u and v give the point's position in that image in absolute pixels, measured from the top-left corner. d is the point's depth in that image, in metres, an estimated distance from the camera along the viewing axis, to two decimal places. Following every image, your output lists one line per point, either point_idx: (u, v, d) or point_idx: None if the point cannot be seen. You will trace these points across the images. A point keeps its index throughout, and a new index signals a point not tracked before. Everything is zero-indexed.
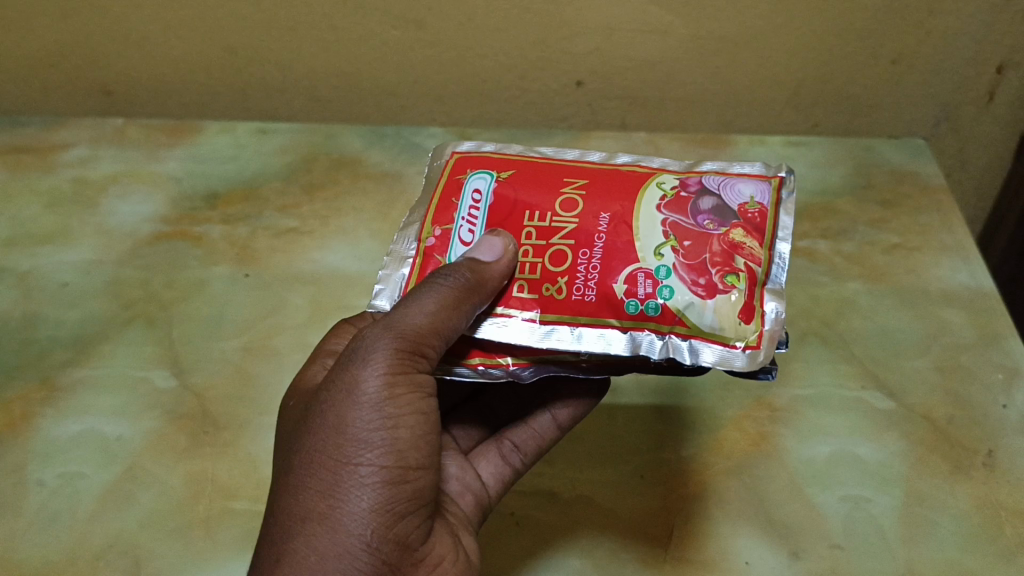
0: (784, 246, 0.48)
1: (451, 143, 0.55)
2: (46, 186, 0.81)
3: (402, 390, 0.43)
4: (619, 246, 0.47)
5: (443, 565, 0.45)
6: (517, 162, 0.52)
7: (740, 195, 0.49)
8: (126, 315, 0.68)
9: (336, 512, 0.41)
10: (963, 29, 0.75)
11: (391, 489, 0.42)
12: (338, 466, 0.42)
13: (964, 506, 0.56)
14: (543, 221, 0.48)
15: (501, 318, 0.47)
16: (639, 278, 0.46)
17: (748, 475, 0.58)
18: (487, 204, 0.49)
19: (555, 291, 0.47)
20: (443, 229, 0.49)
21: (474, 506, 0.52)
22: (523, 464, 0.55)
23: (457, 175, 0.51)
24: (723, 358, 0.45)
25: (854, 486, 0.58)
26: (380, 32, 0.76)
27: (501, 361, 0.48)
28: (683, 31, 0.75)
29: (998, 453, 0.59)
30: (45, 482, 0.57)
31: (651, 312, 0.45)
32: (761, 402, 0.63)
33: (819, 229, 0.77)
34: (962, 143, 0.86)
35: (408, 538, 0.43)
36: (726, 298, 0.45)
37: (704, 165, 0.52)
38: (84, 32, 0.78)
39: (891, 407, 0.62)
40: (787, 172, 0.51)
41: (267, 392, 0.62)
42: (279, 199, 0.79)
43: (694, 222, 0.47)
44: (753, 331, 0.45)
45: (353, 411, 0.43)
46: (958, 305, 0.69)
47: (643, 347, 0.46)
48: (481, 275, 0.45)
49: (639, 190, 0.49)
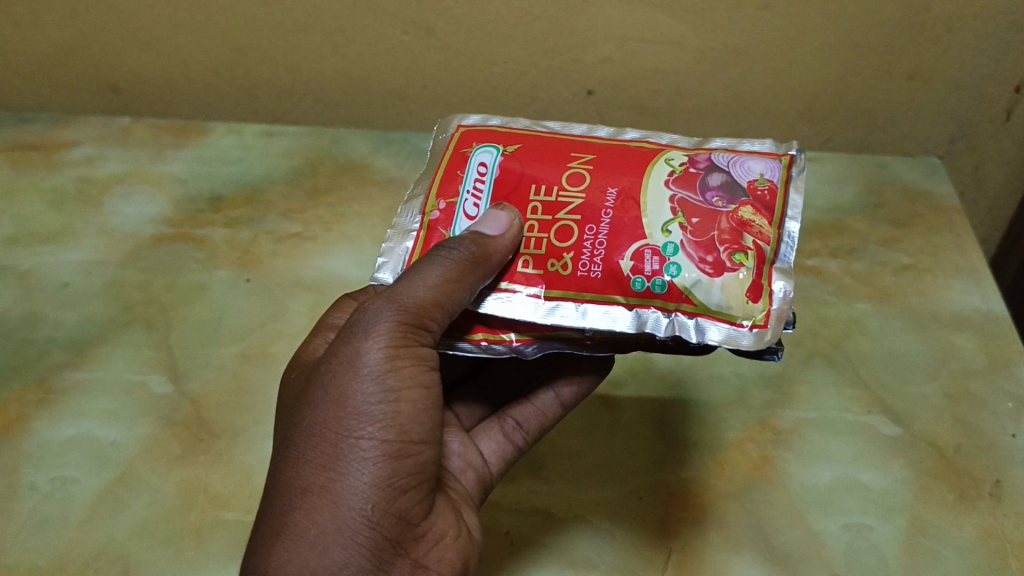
0: (794, 225, 0.46)
1: (458, 117, 0.54)
2: (50, 185, 0.81)
3: (404, 363, 0.42)
4: (627, 222, 0.46)
5: (445, 540, 0.45)
6: (524, 136, 0.51)
7: (749, 171, 0.48)
8: (124, 318, 0.67)
9: (336, 485, 0.40)
10: (981, 47, 0.74)
11: (392, 463, 0.41)
12: (339, 439, 0.41)
13: (969, 538, 0.55)
14: (549, 196, 0.47)
15: (505, 293, 0.46)
16: (646, 255, 0.45)
17: (748, 499, 0.57)
18: (492, 176, 0.49)
19: (560, 267, 0.46)
20: (448, 202, 0.48)
21: (476, 483, 0.52)
22: (525, 441, 0.55)
23: (462, 148, 0.50)
24: (730, 337, 0.44)
25: (856, 514, 0.56)
26: (390, 36, 0.75)
27: (504, 337, 0.47)
28: (696, 43, 0.74)
29: (1005, 483, 0.58)
30: (37, 486, 0.56)
31: (658, 290, 0.45)
32: (765, 423, 0.62)
33: (828, 247, 0.75)
34: (977, 162, 0.85)
35: (409, 513, 0.42)
36: (734, 276, 0.44)
37: (712, 143, 0.51)
38: (92, 30, 0.77)
39: (896, 433, 0.61)
40: (797, 151, 0.49)
41: (264, 400, 0.61)
42: (283, 203, 0.78)
43: (703, 198, 0.46)
44: (760, 311, 0.44)
45: (354, 384, 0.42)
46: (968, 329, 0.68)
47: (649, 324, 0.45)
48: (486, 248, 0.44)
49: (648, 166, 0.48)
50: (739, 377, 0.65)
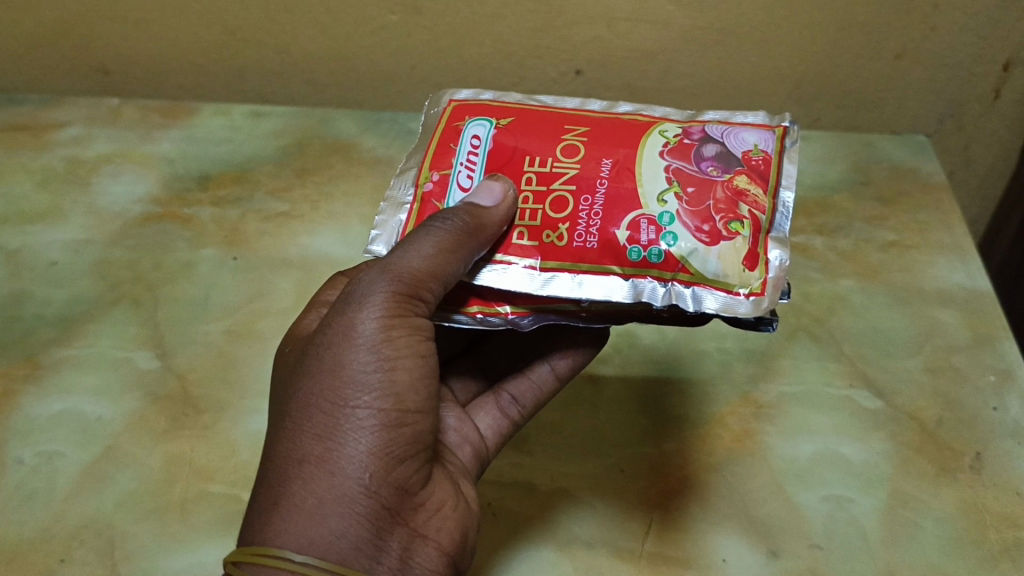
0: (788, 195, 0.47)
1: (450, 92, 0.54)
2: (38, 165, 0.80)
3: (400, 333, 0.43)
4: (622, 193, 0.46)
5: (444, 510, 0.45)
6: (517, 110, 0.51)
7: (743, 143, 0.48)
8: (112, 295, 0.67)
9: (334, 454, 0.40)
10: (969, 25, 0.74)
11: (389, 432, 0.41)
12: (336, 408, 0.41)
13: (948, 509, 0.55)
14: (543, 167, 0.48)
15: (501, 265, 0.47)
16: (642, 225, 0.45)
17: (729, 472, 0.57)
18: (486, 149, 0.49)
19: (556, 238, 0.46)
20: (442, 174, 0.49)
21: (472, 457, 0.52)
22: (520, 416, 0.56)
23: (455, 121, 0.50)
24: (726, 305, 0.44)
25: (837, 485, 0.57)
26: (378, 16, 0.76)
27: (499, 310, 0.47)
28: (684, 21, 0.75)
29: (985, 456, 0.58)
30: (23, 460, 0.56)
31: (654, 259, 0.45)
32: (747, 398, 0.62)
33: (814, 224, 0.76)
34: (966, 140, 0.85)
35: (407, 482, 0.42)
36: (730, 244, 0.45)
37: (706, 114, 0.51)
38: (80, 11, 0.78)
39: (878, 406, 0.61)
40: (790, 123, 0.50)
41: (251, 375, 0.61)
42: (271, 182, 0.78)
43: (697, 168, 0.47)
44: (757, 279, 0.44)
45: (350, 353, 0.42)
46: (952, 305, 0.68)
47: (645, 294, 0.45)
48: (480, 219, 0.44)
49: (642, 138, 0.48)
50: (723, 352, 0.65)
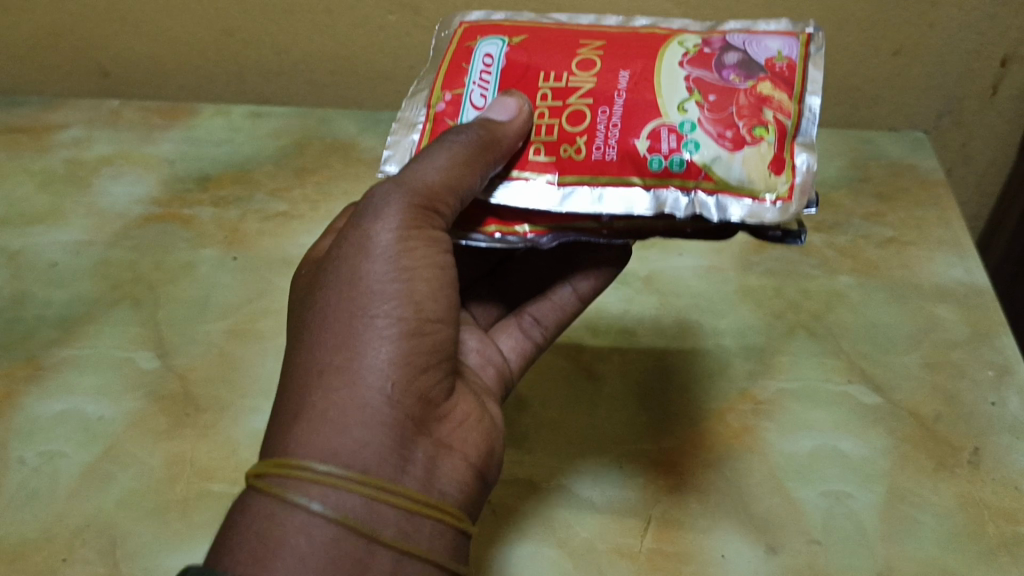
0: (814, 100, 0.45)
1: (461, 14, 0.52)
2: (39, 167, 0.80)
3: (418, 243, 0.41)
4: (642, 103, 0.44)
5: (464, 424, 0.44)
6: (529, 28, 0.49)
7: (765, 50, 0.46)
8: (112, 296, 0.67)
9: (356, 363, 0.39)
10: (966, 22, 0.74)
11: (411, 341, 0.40)
12: (355, 318, 0.40)
13: (946, 505, 0.55)
14: (559, 82, 0.46)
15: (518, 181, 0.45)
16: (663, 134, 0.43)
17: (728, 468, 0.57)
18: (498, 67, 0.47)
19: (574, 151, 0.44)
20: (454, 94, 0.47)
21: (496, 378, 0.52)
22: (543, 337, 0.56)
23: (467, 42, 0.49)
24: (753, 212, 0.43)
25: (836, 481, 0.57)
26: (376, 17, 0.76)
27: (517, 230, 0.46)
28: (682, 19, 0.75)
29: (984, 451, 0.58)
30: (26, 460, 0.57)
31: (676, 168, 0.43)
32: (746, 394, 0.62)
33: (813, 221, 0.76)
34: (966, 137, 0.86)
35: (429, 393, 0.41)
36: (755, 149, 0.43)
37: (725, 26, 0.49)
38: (80, 13, 0.79)
39: (877, 402, 0.61)
40: (814, 29, 0.47)
41: (252, 375, 0.62)
42: (271, 182, 0.78)
43: (719, 77, 0.45)
44: (783, 183, 0.43)
45: (368, 264, 0.41)
46: (950, 301, 0.69)
47: (668, 204, 0.44)
48: (495, 133, 0.43)
49: (660, 49, 0.46)
50: (721, 349, 0.65)
